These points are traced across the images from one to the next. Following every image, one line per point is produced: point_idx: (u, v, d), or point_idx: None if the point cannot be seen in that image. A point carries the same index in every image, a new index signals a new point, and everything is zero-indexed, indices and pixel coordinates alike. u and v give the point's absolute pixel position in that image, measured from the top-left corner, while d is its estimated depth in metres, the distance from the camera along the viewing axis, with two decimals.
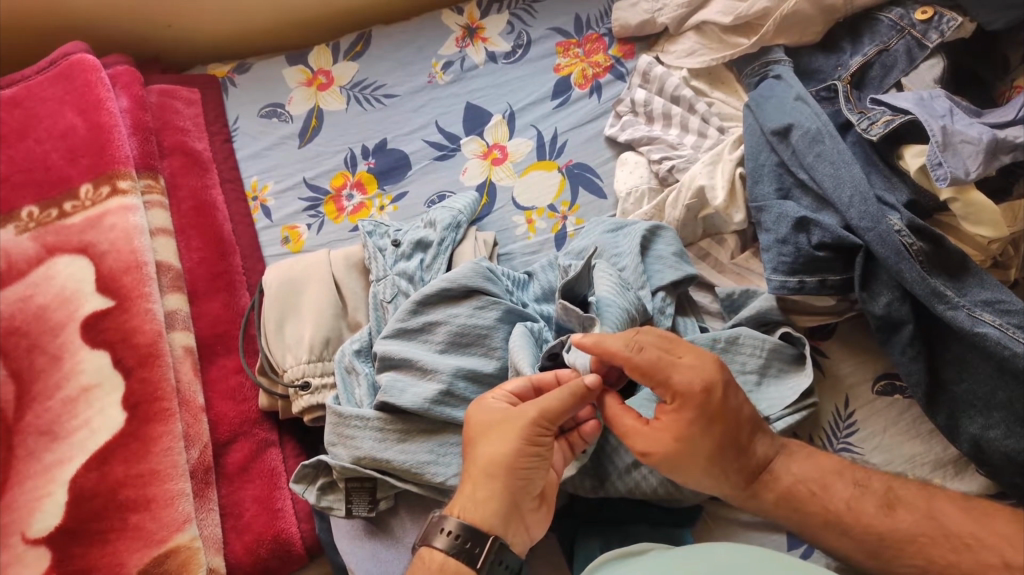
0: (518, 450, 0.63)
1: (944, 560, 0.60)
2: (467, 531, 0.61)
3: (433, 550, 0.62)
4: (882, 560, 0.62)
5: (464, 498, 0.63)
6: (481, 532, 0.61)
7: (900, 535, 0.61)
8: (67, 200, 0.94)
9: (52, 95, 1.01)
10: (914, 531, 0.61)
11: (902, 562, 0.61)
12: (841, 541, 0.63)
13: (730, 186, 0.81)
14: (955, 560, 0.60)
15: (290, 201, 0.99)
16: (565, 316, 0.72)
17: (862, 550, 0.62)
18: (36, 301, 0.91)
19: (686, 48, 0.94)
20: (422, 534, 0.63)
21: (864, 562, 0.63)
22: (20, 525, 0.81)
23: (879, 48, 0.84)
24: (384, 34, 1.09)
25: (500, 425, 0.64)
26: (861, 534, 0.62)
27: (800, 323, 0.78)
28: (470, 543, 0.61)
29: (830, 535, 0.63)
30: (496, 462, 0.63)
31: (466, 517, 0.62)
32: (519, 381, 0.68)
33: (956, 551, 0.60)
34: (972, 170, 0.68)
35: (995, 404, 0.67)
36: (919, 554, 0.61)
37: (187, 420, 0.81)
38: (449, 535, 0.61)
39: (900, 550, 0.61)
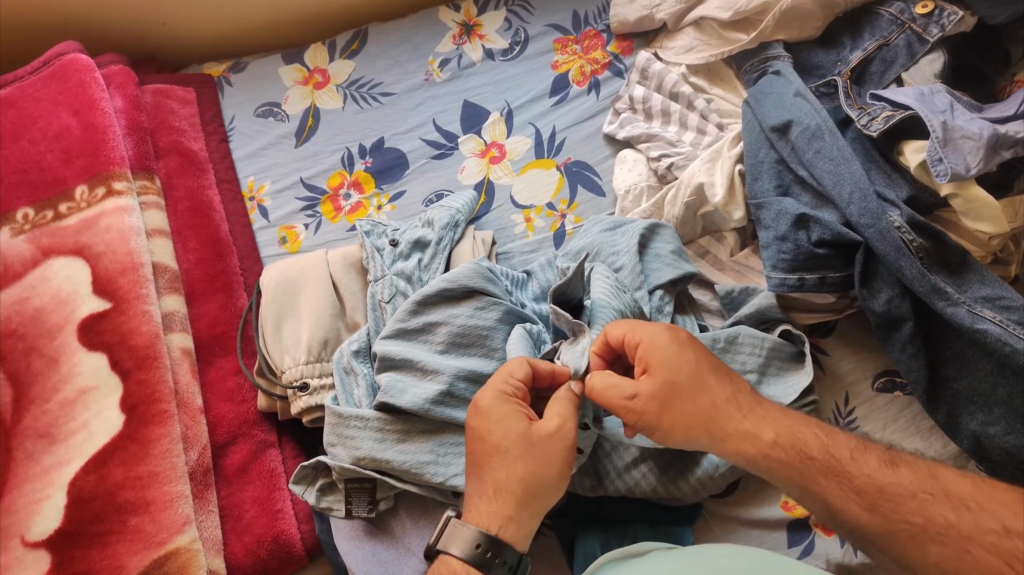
0: (561, 469, 0.63)
1: (943, 520, 0.58)
2: (490, 542, 0.60)
3: (451, 557, 0.61)
4: (880, 513, 0.59)
5: (494, 513, 0.62)
6: (517, 549, 0.62)
7: (901, 490, 0.60)
8: (63, 202, 0.94)
9: (46, 95, 1.00)
10: (915, 488, 0.60)
11: (904, 515, 0.59)
12: (840, 490, 0.60)
13: (730, 184, 0.81)
14: (955, 520, 0.57)
15: (287, 201, 0.98)
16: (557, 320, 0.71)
17: (860, 502, 0.60)
18: (32, 303, 0.91)
19: (684, 44, 0.93)
20: (444, 540, 0.62)
21: (857, 518, 0.60)
22: (20, 527, 0.80)
23: (879, 43, 0.83)
24: (380, 31, 1.08)
25: (541, 444, 0.63)
26: (861, 483, 0.60)
27: (800, 322, 0.78)
28: (491, 553, 0.60)
29: (828, 484, 0.61)
30: (538, 484, 0.62)
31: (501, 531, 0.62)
32: (523, 367, 0.65)
33: (958, 511, 0.58)
34: (972, 165, 0.68)
35: (995, 400, 0.67)
36: (920, 510, 0.58)
37: (186, 421, 0.81)
38: (473, 546, 0.60)
39: (900, 499, 0.59)
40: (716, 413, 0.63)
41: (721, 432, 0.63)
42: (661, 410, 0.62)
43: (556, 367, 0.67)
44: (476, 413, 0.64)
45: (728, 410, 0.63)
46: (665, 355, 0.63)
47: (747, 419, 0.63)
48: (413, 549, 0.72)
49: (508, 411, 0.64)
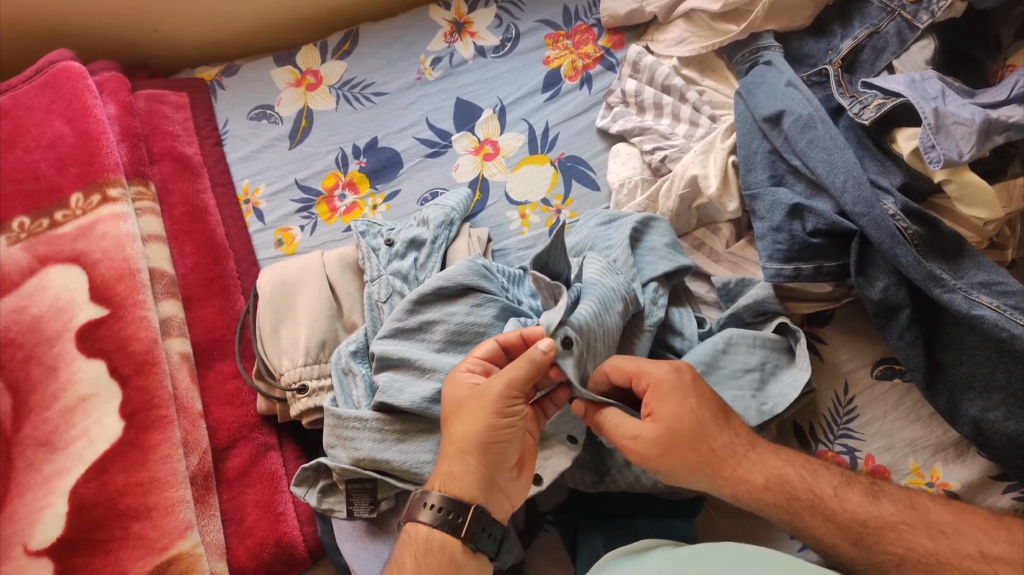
0: (491, 425, 0.63)
1: (922, 548, 0.59)
2: (449, 504, 0.62)
3: (417, 524, 0.63)
4: (863, 546, 0.61)
5: (443, 473, 0.64)
6: (463, 501, 0.62)
7: (882, 522, 0.61)
8: (58, 210, 0.94)
9: (39, 103, 1.00)
10: (895, 520, 0.61)
11: (883, 547, 0.60)
12: (823, 525, 0.61)
13: (723, 175, 0.81)
14: (933, 551, 0.59)
15: (282, 203, 0.98)
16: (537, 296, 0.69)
17: (844, 536, 0.61)
18: (30, 312, 0.91)
19: (675, 36, 0.93)
20: (408, 511, 0.65)
21: (843, 551, 0.61)
22: (22, 537, 0.81)
23: (869, 31, 0.83)
24: (372, 31, 1.08)
25: (472, 402, 0.64)
26: (844, 519, 0.61)
27: (797, 309, 0.78)
28: (452, 514, 0.62)
29: (813, 521, 0.61)
30: (470, 441, 0.63)
31: (447, 489, 0.63)
32: (487, 346, 0.67)
33: (935, 539, 0.59)
34: (965, 151, 0.67)
35: (994, 385, 0.67)
36: (899, 541, 0.60)
37: (185, 426, 0.81)
38: (433, 509, 0.63)
39: (881, 531, 0.60)
40: (705, 453, 0.62)
41: (709, 473, 0.62)
42: (660, 456, 0.62)
43: (526, 331, 0.66)
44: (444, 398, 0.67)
45: (716, 445, 0.62)
46: (673, 407, 0.63)
47: (743, 455, 0.63)
48: None
49: (460, 376, 0.66)
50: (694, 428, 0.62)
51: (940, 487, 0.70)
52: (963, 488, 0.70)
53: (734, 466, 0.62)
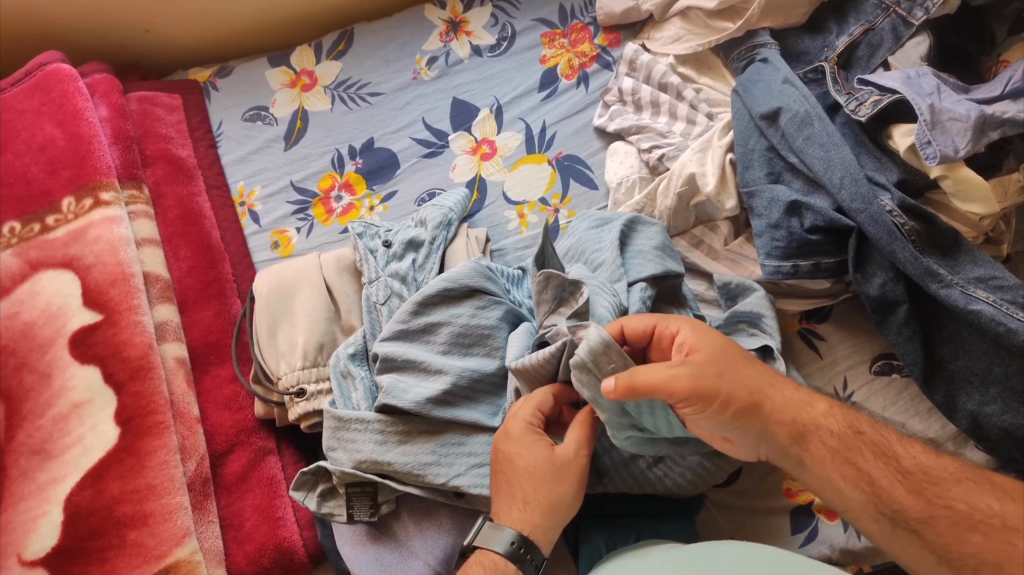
0: (579, 487, 0.63)
1: (988, 508, 0.58)
2: (525, 540, 0.62)
3: (490, 553, 0.62)
4: (925, 498, 0.59)
5: (519, 513, 0.63)
6: (540, 545, 0.62)
7: (946, 473, 0.60)
8: (49, 214, 0.93)
9: (29, 106, 0.99)
10: (958, 473, 0.60)
11: (945, 501, 0.59)
12: (886, 470, 0.60)
13: (721, 173, 0.81)
14: (1000, 510, 0.58)
15: (277, 205, 0.97)
16: (541, 290, 0.71)
17: (906, 483, 0.60)
18: (22, 318, 0.90)
19: (672, 34, 0.93)
20: (478, 538, 0.63)
21: (901, 501, 0.59)
22: (16, 546, 0.79)
23: (864, 27, 0.83)
24: (366, 31, 1.08)
25: (562, 465, 0.63)
26: (908, 464, 0.61)
27: (784, 305, 0.79)
28: (525, 551, 0.62)
29: (875, 463, 0.61)
30: (562, 499, 0.63)
31: (528, 530, 0.62)
32: (549, 398, 0.67)
33: (999, 500, 0.58)
34: (961, 147, 0.68)
35: (991, 379, 0.67)
36: (963, 496, 0.59)
37: (182, 432, 0.80)
38: (510, 544, 0.61)
39: (944, 483, 0.60)
40: (768, 388, 0.62)
41: (771, 402, 0.62)
42: (716, 376, 0.60)
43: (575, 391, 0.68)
44: (505, 437, 0.65)
45: (777, 383, 0.63)
46: (711, 344, 0.62)
47: (801, 393, 0.63)
48: (416, 553, 0.71)
49: (534, 439, 0.64)
50: (754, 376, 0.62)
51: None
52: None
53: (795, 402, 0.63)
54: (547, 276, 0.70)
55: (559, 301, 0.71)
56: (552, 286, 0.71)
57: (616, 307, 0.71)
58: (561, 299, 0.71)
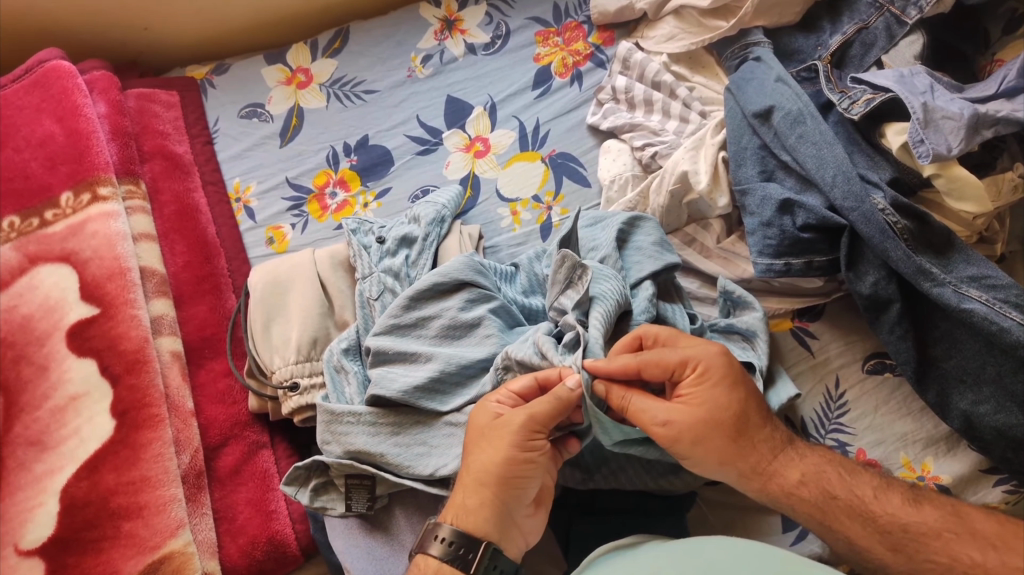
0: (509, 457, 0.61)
1: (969, 559, 0.58)
2: (460, 538, 0.61)
3: (427, 557, 0.62)
4: (905, 554, 0.60)
5: (455, 506, 0.63)
6: (475, 537, 0.61)
7: (925, 528, 0.60)
8: (48, 209, 0.94)
9: (29, 103, 1.00)
10: (939, 525, 0.60)
11: (927, 556, 0.59)
12: (862, 531, 0.61)
13: (713, 170, 0.81)
14: (981, 560, 0.58)
15: (273, 201, 0.98)
16: (556, 268, 0.70)
17: (883, 543, 0.60)
18: (21, 311, 0.91)
19: (665, 33, 0.93)
20: (418, 542, 0.63)
21: (882, 559, 0.61)
22: (13, 536, 0.80)
23: (858, 26, 0.83)
24: (362, 29, 1.08)
25: (491, 434, 0.63)
26: (886, 523, 0.60)
27: (762, 302, 0.81)
28: (464, 550, 0.61)
29: (851, 525, 0.61)
30: (487, 472, 0.62)
31: (459, 523, 0.62)
32: (525, 381, 0.65)
33: (983, 550, 0.58)
34: (954, 145, 0.68)
35: (984, 379, 0.67)
36: (944, 550, 0.59)
37: (177, 425, 0.81)
38: (443, 542, 0.61)
39: (925, 540, 0.59)
40: (748, 452, 0.62)
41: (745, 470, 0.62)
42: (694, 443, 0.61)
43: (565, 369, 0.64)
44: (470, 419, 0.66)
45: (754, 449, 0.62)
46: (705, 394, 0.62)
47: (773, 460, 0.62)
48: (407, 546, 0.71)
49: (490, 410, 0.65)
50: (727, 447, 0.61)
51: (932, 481, 0.71)
52: (955, 481, 0.70)
53: (765, 472, 0.62)
54: (563, 255, 0.69)
55: (569, 282, 0.70)
56: (567, 266, 0.70)
57: (622, 294, 0.70)
58: (572, 280, 0.70)
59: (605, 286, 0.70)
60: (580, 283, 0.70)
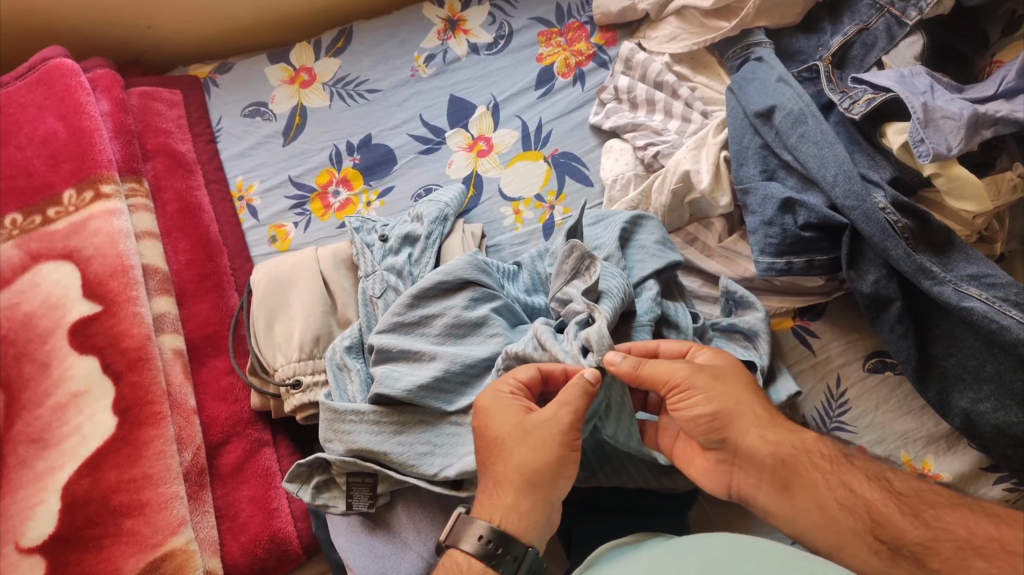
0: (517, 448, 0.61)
1: (986, 531, 0.55)
2: (498, 537, 0.60)
3: (463, 553, 0.61)
4: (923, 522, 0.57)
5: (503, 505, 0.61)
6: (517, 540, 0.60)
7: (938, 494, 0.59)
8: (51, 207, 0.94)
9: (32, 100, 1.00)
10: (952, 498, 0.58)
11: (942, 523, 0.56)
12: (878, 492, 0.59)
13: (715, 170, 0.81)
14: (998, 533, 0.55)
15: (276, 200, 0.98)
16: (564, 259, 0.72)
17: (901, 507, 0.58)
18: (22, 308, 0.91)
19: (667, 33, 0.94)
20: (453, 534, 0.62)
21: (899, 525, 0.57)
22: (14, 534, 0.80)
23: (859, 27, 0.84)
24: (365, 29, 1.09)
25: (535, 432, 0.62)
26: (902, 486, 0.60)
27: (763, 301, 0.81)
28: (502, 550, 0.60)
29: (868, 486, 0.60)
30: (535, 472, 0.61)
31: (503, 524, 0.61)
32: (530, 370, 0.66)
33: (997, 524, 0.56)
34: (954, 145, 0.68)
35: (984, 377, 0.67)
36: (959, 519, 0.56)
37: (179, 422, 0.81)
38: (482, 540, 0.60)
39: (940, 507, 0.58)
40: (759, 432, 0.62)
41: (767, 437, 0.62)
42: (712, 378, 0.63)
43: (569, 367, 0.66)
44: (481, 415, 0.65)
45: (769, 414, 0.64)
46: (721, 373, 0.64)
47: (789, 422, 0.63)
48: (408, 543, 0.71)
49: (509, 404, 0.64)
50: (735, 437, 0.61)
51: (933, 479, 0.71)
52: (955, 479, 0.70)
53: (784, 430, 0.62)
54: (572, 244, 0.71)
55: (576, 272, 0.72)
56: (575, 256, 0.72)
57: (628, 289, 0.70)
58: (578, 271, 0.72)
59: (612, 282, 0.70)
60: (587, 273, 0.71)
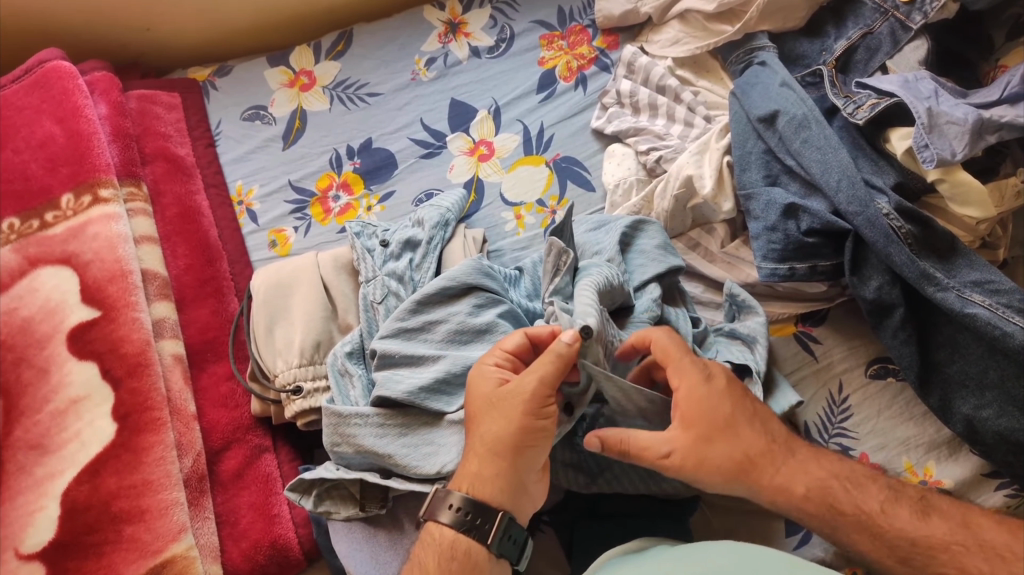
0: (520, 427, 0.61)
1: (975, 569, 0.59)
2: (474, 507, 0.61)
3: (440, 525, 0.62)
4: (912, 562, 0.60)
5: (470, 474, 0.62)
6: (490, 508, 0.61)
7: (933, 541, 0.60)
8: (48, 211, 0.93)
9: (29, 103, 0.99)
10: (946, 537, 0.60)
11: (934, 568, 0.60)
12: (869, 542, 0.61)
13: (718, 175, 0.81)
14: (987, 569, 0.58)
15: (276, 204, 0.98)
16: (544, 258, 0.72)
17: (892, 555, 0.61)
18: (20, 314, 0.90)
19: (670, 37, 0.93)
20: (428, 508, 0.62)
21: (893, 571, 0.61)
22: (14, 540, 0.80)
23: (862, 31, 0.83)
24: (366, 32, 1.08)
25: (503, 399, 0.62)
26: (892, 537, 0.60)
27: (766, 307, 0.81)
28: (479, 519, 0.61)
29: (859, 532, 0.61)
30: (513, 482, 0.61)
31: (474, 492, 0.61)
32: (515, 338, 0.65)
33: (990, 562, 0.59)
34: (958, 151, 0.68)
35: (987, 384, 0.67)
36: (950, 563, 0.59)
37: (179, 428, 0.81)
38: (456, 511, 0.61)
39: (932, 551, 0.60)
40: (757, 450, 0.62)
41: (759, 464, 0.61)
42: (706, 446, 0.61)
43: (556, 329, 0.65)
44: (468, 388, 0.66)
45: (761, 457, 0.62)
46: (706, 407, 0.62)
47: (779, 472, 0.62)
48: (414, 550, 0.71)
49: (488, 373, 0.64)
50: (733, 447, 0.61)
51: (934, 485, 0.70)
52: (957, 485, 0.70)
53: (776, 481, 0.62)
54: (551, 241, 0.70)
55: (558, 269, 0.71)
56: (554, 253, 0.71)
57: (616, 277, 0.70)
58: (560, 267, 0.71)
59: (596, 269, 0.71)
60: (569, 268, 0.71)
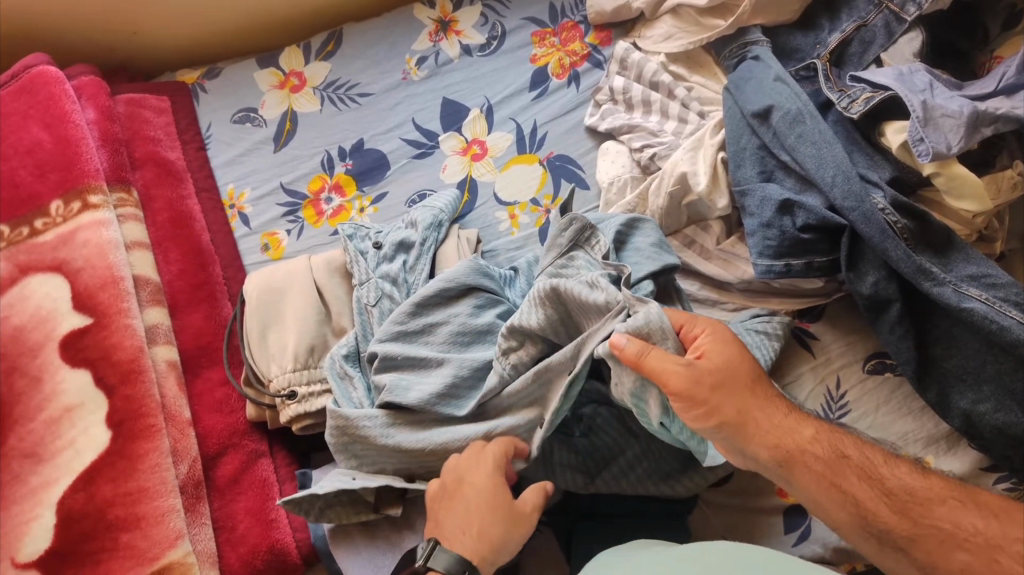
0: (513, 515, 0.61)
1: (971, 527, 0.57)
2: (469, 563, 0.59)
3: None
4: (910, 517, 0.58)
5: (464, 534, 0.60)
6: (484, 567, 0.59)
7: (931, 493, 0.59)
8: (38, 218, 0.92)
9: (16, 108, 0.98)
10: (943, 493, 0.59)
11: (930, 521, 0.58)
12: (868, 491, 0.59)
13: (712, 171, 0.80)
14: (982, 527, 0.56)
15: (268, 207, 0.97)
16: (562, 231, 0.73)
17: (889, 505, 0.58)
18: (12, 322, 0.90)
19: (662, 32, 0.92)
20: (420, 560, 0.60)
21: (887, 522, 0.58)
22: (9, 550, 0.79)
23: (857, 24, 0.82)
24: (356, 31, 1.07)
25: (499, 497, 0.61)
26: (891, 486, 0.59)
27: (763, 304, 0.80)
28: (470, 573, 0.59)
29: (859, 487, 0.59)
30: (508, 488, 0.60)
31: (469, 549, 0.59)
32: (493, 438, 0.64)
33: (985, 518, 0.57)
34: (954, 144, 0.67)
35: (984, 377, 0.67)
36: (946, 516, 0.57)
37: (174, 435, 0.80)
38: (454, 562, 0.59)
39: (928, 504, 0.58)
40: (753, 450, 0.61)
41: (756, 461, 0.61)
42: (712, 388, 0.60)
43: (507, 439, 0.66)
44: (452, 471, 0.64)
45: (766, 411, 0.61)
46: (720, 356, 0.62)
47: (786, 418, 0.62)
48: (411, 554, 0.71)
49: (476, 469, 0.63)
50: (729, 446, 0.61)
51: None
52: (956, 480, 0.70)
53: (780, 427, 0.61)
54: (572, 216, 0.72)
55: (576, 244, 0.73)
56: (574, 228, 0.73)
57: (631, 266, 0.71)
58: (578, 242, 0.73)
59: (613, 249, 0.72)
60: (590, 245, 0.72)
